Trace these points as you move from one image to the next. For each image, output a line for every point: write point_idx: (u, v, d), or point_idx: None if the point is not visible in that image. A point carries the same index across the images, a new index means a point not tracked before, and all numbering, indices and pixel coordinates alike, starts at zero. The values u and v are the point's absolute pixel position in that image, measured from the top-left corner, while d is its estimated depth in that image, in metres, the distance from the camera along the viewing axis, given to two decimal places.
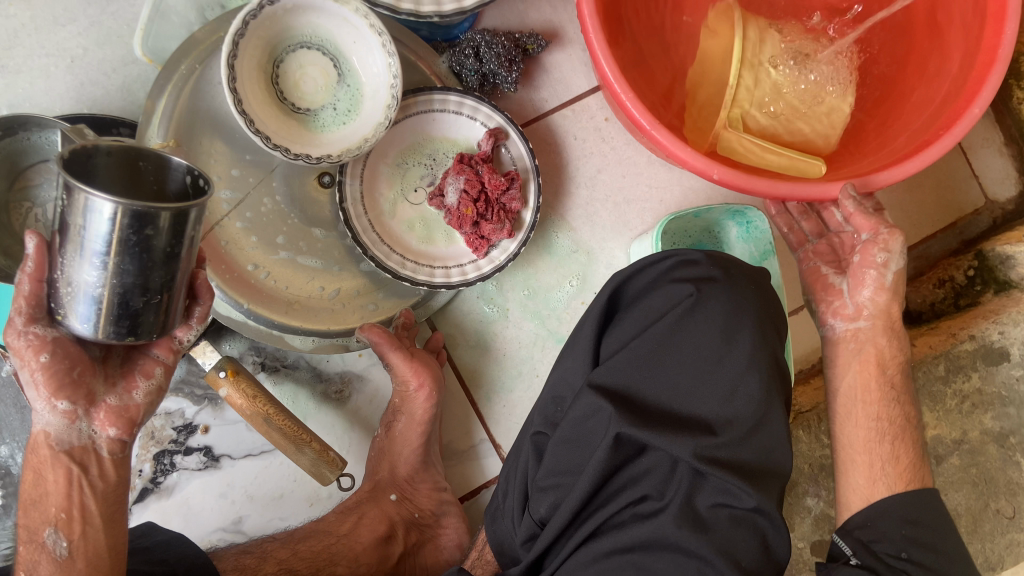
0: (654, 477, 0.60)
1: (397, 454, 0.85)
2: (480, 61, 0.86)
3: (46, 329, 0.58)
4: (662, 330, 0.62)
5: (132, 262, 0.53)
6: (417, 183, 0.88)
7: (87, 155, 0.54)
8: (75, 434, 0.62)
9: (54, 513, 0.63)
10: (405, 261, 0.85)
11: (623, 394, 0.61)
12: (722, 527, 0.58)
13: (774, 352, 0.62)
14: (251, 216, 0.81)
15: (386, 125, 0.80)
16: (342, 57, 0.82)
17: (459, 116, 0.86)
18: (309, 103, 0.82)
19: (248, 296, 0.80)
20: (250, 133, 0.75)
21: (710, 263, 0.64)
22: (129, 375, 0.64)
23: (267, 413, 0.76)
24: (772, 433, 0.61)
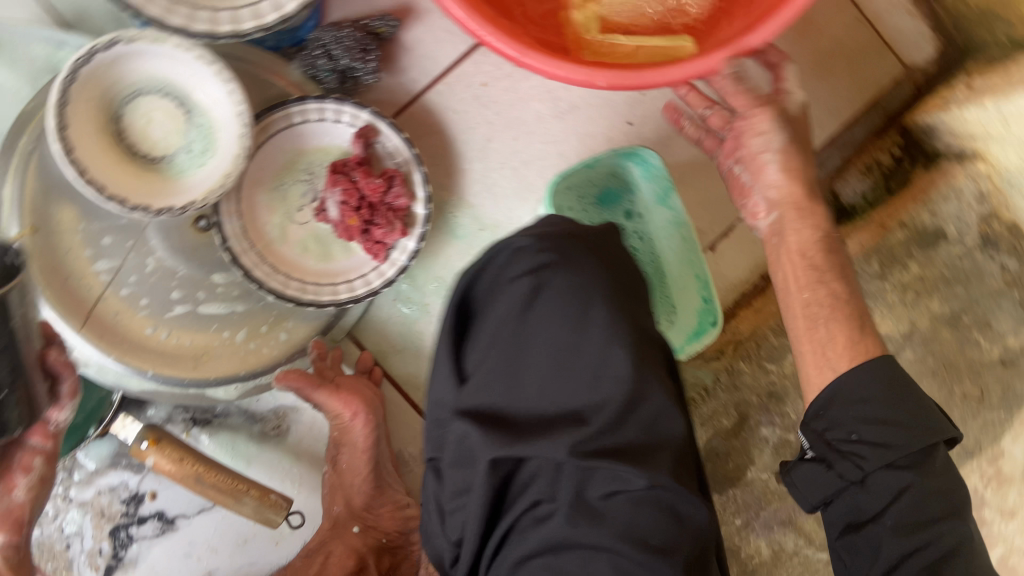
0: (542, 480, 0.55)
1: (349, 487, 0.85)
2: (333, 59, 0.82)
3: None
4: (510, 331, 0.58)
5: None
6: (300, 202, 0.84)
7: None
8: None
9: None
10: (305, 286, 0.82)
11: (488, 409, 0.57)
12: (622, 512, 0.54)
13: (633, 320, 0.59)
14: (135, 280, 0.79)
15: (243, 155, 0.76)
16: (183, 94, 0.77)
17: (325, 122, 0.83)
18: (161, 150, 0.78)
19: (152, 362, 0.78)
20: (103, 199, 0.72)
21: (539, 247, 0.60)
22: (7, 475, 0.63)
23: (197, 472, 0.76)
24: (653, 402, 0.58)
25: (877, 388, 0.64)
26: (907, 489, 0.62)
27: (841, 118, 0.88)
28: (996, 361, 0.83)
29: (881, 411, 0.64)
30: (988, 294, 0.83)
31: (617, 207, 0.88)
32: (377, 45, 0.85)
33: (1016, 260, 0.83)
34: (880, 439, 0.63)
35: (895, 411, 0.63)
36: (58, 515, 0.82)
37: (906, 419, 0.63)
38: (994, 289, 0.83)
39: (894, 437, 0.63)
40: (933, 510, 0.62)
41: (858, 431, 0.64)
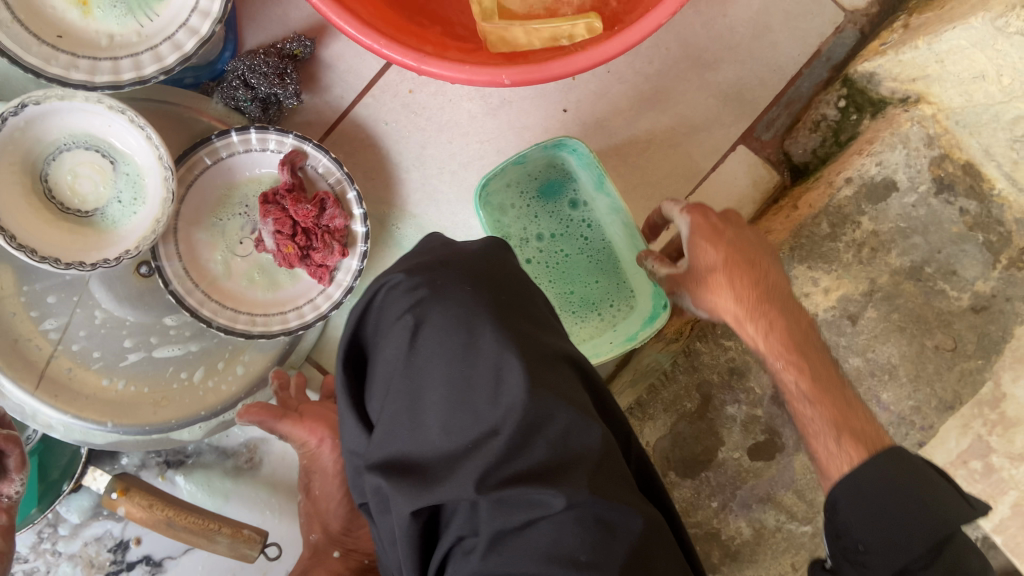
0: (459, 517, 0.55)
1: (325, 511, 0.84)
2: (251, 88, 0.81)
3: None
4: (401, 372, 0.58)
5: None
6: (240, 235, 0.84)
7: None
8: None
9: None
10: (254, 318, 0.82)
11: (394, 456, 0.57)
12: (544, 533, 0.53)
13: (523, 335, 0.59)
14: (86, 333, 0.79)
15: (170, 198, 0.76)
16: (104, 144, 0.78)
17: (253, 153, 0.83)
18: (93, 204, 0.78)
19: (111, 412, 0.79)
20: (35, 260, 0.73)
21: (413, 284, 0.61)
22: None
23: (168, 516, 0.77)
24: (558, 415, 0.57)
25: (874, 501, 0.63)
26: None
27: (785, 75, 0.88)
28: (967, 309, 0.79)
29: (879, 525, 0.63)
30: (949, 239, 0.79)
31: (562, 191, 0.86)
32: (295, 67, 0.83)
33: (975, 200, 0.78)
34: (880, 551, 0.62)
35: (892, 523, 0.62)
36: (50, 570, 0.84)
37: (908, 526, 0.62)
38: (953, 235, 0.79)
39: (893, 550, 0.62)
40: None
41: (860, 541, 0.64)
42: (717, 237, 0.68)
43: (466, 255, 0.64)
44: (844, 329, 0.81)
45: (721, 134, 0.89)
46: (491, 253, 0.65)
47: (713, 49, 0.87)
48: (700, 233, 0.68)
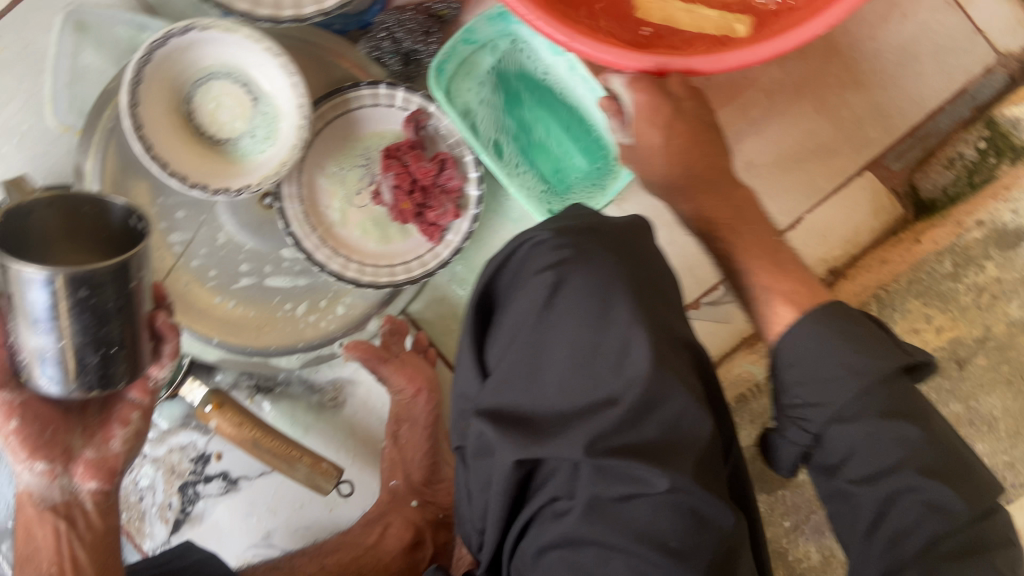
0: (560, 477, 0.56)
1: (407, 460, 0.86)
2: (396, 41, 0.83)
3: (13, 393, 0.63)
4: (529, 327, 0.58)
5: (80, 321, 0.57)
6: (359, 186, 0.86)
7: (26, 211, 0.60)
8: (57, 491, 0.66)
9: (47, 567, 0.66)
10: (364, 268, 0.84)
11: (507, 407, 0.57)
12: (640, 512, 0.53)
13: (657, 318, 0.59)
14: (206, 252, 0.83)
15: (299, 146, 0.79)
16: (249, 80, 0.81)
17: (384, 107, 0.85)
18: (230, 134, 0.82)
19: (217, 328, 0.83)
20: (165, 177, 0.76)
21: (559, 243, 0.60)
22: (107, 424, 0.67)
23: (254, 437, 0.80)
24: (676, 401, 0.56)
25: (812, 353, 0.63)
26: (852, 449, 0.61)
27: (926, 107, 0.87)
28: None
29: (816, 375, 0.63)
30: None
31: (526, 83, 0.85)
32: (439, 28, 0.85)
33: None
34: (818, 400, 0.62)
35: (832, 372, 0.62)
36: (132, 470, 0.87)
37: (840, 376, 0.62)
38: None
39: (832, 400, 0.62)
40: (880, 454, 0.60)
41: (801, 395, 0.64)
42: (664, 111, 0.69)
43: (615, 223, 0.64)
44: (950, 373, 0.84)
45: (849, 157, 0.87)
46: (639, 232, 0.64)
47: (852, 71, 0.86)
48: (649, 111, 0.69)
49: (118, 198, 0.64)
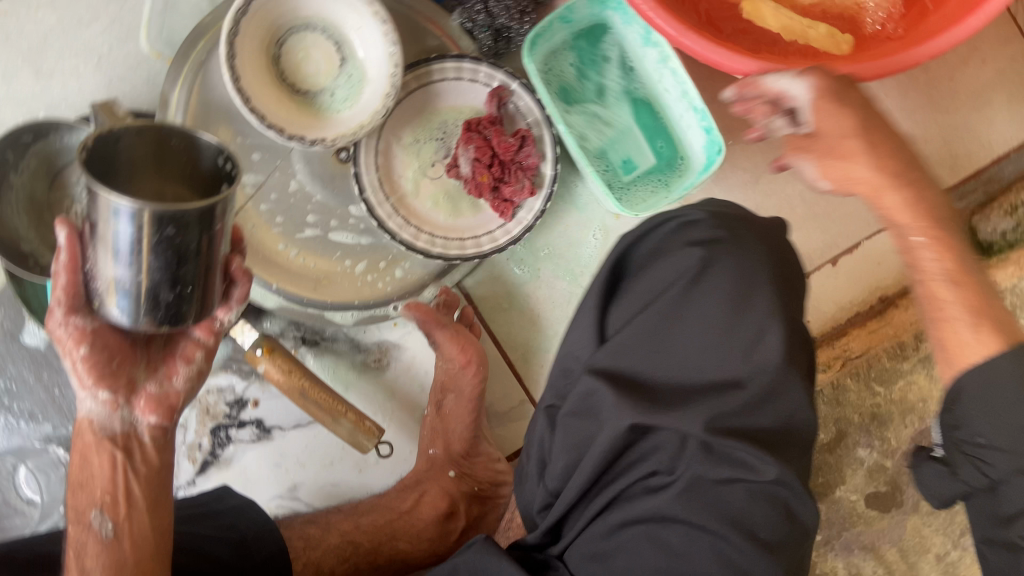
0: (665, 453, 0.57)
1: (451, 431, 0.86)
2: (491, 16, 0.83)
3: (85, 320, 0.62)
4: (668, 299, 0.60)
5: (160, 260, 0.55)
6: (433, 158, 0.87)
7: (114, 139, 0.58)
8: (117, 421, 0.65)
9: (99, 496, 0.64)
10: (434, 239, 0.85)
11: (629, 372, 0.59)
12: (737, 499, 0.56)
13: (791, 315, 0.61)
14: (275, 197, 0.83)
15: (383, 112, 0.80)
16: (346, 40, 0.81)
17: (465, 82, 0.85)
18: (312, 85, 0.82)
19: (278, 276, 0.83)
20: (245, 112, 0.76)
21: (713, 223, 0.62)
22: (170, 360, 0.67)
23: (303, 386, 0.80)
24: (791, 400, 0.59)
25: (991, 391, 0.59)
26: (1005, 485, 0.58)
27: (994, 153, 0.88)
28: None
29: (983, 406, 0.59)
30: None
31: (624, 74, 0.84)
32: (535, 9, 0.86)
33: None
34: (1003, 446, 0.58)
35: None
36: None
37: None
38: None
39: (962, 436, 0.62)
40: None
41: None
42: (845, 98, 0.65)
43: (760, 219, 0.66)
44: None
45: None
46: (777, 229, 0.66)
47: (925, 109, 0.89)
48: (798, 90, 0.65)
49: (209, 136, 0.61)
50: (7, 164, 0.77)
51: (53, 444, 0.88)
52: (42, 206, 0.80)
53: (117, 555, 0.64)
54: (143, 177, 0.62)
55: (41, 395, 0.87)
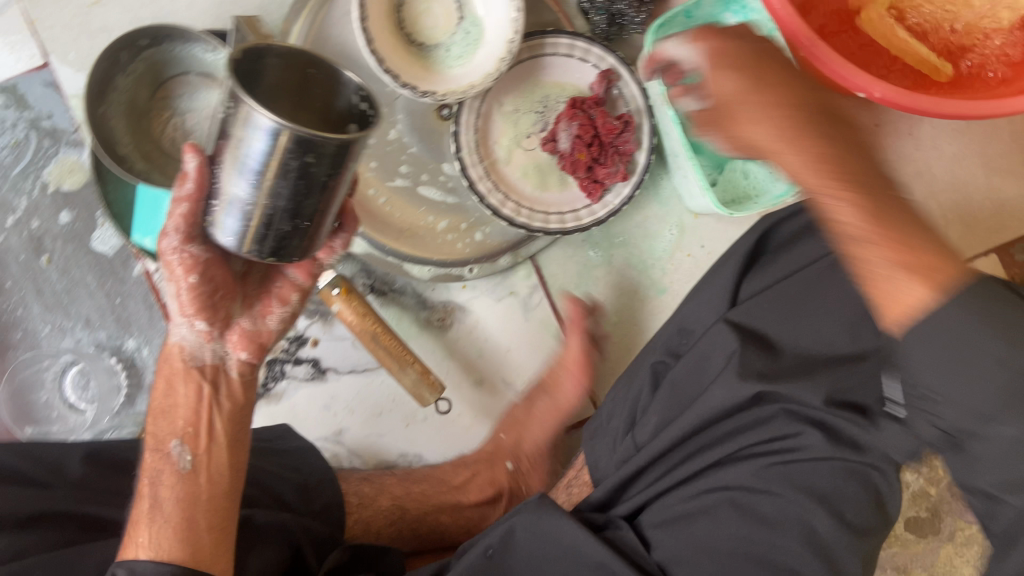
0: (773, 424, 0.62)
1: (527, 431, 0.89)
2: (610, 1, 0.83)
3: (199, 249, 0.57)
4: (813, 271, 0.65)
5: (287, 187, 0.49)
6: (530, 130, 0.88)
7: (259, 55, 0.52)
8: (208, 351, 0.63)
9: (180, 426, 0.61)
10: (520, 209, 0.85)
11: (755, 333, 0.65)
12: (831, 478, 0.59)
13: None
14: (373, 142, 0.83)
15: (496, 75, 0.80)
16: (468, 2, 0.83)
17: (571, 59, 0.86)
18: (429, 38, 0.82)
19: (363, 220, 0.83)
20: (367, 52, 0.76)
21: None
22: (266, 297, 0.65)
23: (375, 331, 0.79)
24: None
25: (947, 341, 0.46)
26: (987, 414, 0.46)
27: None
28: None
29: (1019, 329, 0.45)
30: None
31: None
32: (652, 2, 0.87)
33: None
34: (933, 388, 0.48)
35: (948, 343, 0.46)
36: None
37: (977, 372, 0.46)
38: None
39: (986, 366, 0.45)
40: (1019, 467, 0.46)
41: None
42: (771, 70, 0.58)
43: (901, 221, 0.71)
44: None
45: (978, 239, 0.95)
46: None
47: (994, 163, 0.95)
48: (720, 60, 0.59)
49: (349, 73, 0.54)
50: (119, 64, 0.75)
51: (106, 353, 0.86)
52: (142, 112, 0.79)
53: (193, 489, 0.60)
54: (276, 97, 0.55)
55: (100, 300, 0.86)
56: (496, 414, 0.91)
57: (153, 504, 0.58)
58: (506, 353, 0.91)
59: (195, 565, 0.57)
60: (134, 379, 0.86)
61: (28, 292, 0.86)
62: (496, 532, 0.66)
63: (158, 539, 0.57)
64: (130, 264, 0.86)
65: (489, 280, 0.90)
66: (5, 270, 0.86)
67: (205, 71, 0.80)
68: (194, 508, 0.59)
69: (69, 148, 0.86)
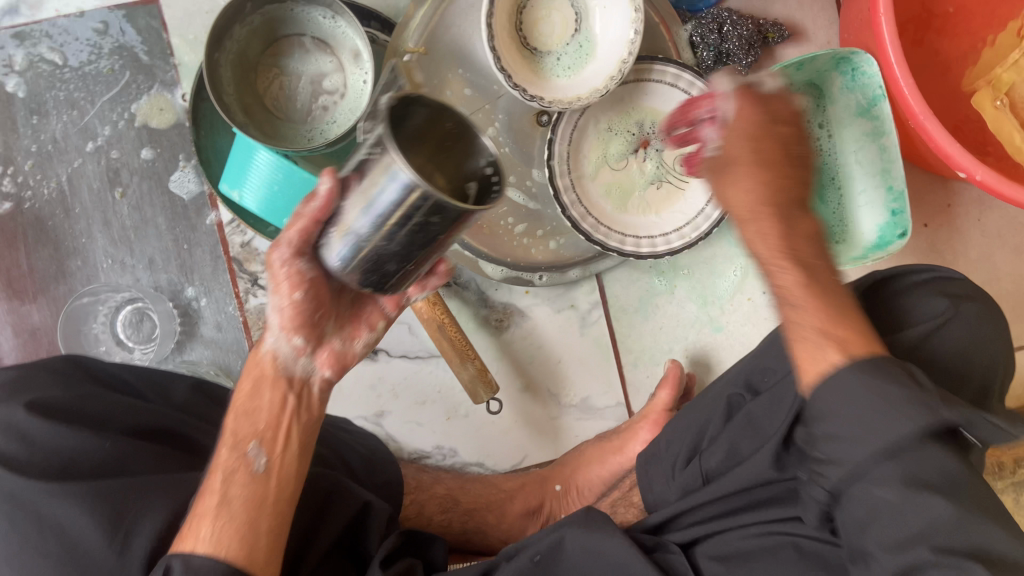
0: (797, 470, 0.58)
1: (580, 455, 0.86)
2: (722, 38, 0.86)
3: (308, 266, 0.55)
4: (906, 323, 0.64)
5: (406, 236, 0.48)
6: (620, 151, 0.89)
7: (409, 104, 0.50)
8: (299, 365, 0.59)
9: (261, 426, 0.57)
10: (599, 226, 0.85)
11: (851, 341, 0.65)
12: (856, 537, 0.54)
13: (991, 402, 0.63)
14: None
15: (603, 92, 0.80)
16: (586, 16, 0.83)
17: (673, 90, 0.86)
18: (543, 44, 0.83)
19: None
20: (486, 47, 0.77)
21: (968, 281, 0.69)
22: (357, 321, 0.62)
23: (442, 321, 0.79)
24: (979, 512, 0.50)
25: (868, 410, 0.50)
26: (878, 509, 0.49)
27: None
28: None
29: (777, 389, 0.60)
30: None
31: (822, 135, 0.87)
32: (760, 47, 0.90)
33: None
34: (836, 456, 0.51)
35: (861, 415, 0.50)
36: None
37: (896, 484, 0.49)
38: None
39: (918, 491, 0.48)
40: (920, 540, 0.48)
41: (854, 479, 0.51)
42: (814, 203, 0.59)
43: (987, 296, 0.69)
44: None
45: None
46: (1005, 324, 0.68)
47: None
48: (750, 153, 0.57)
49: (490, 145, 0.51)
50: (240, 14, 0.76)
51: (165, 296, 0.86)
52: (250, 66, 0.79)
53: (262, 491, 0.54)
54: (412, 150, 0.53)
55: (167, 243, 0.86)
56: (537, 421, 0.91)
57: (222, 500, 0.53)
58: (556, 363, 0.91)
59: (249, 568, 0.51)
60: (187, 327, 0.86)
61: (95, 223, 0.86)
62: (544, 537, 0.62)
63: (219, 534, 0.51)
64: (204, 211, 0.86)
65: (552, 290, 0.91)
66: (77, 196, 0.85)
67: (320, 36, 0.80)
68: (259, 510, 0.53)
69: (163, 87, 0.85)
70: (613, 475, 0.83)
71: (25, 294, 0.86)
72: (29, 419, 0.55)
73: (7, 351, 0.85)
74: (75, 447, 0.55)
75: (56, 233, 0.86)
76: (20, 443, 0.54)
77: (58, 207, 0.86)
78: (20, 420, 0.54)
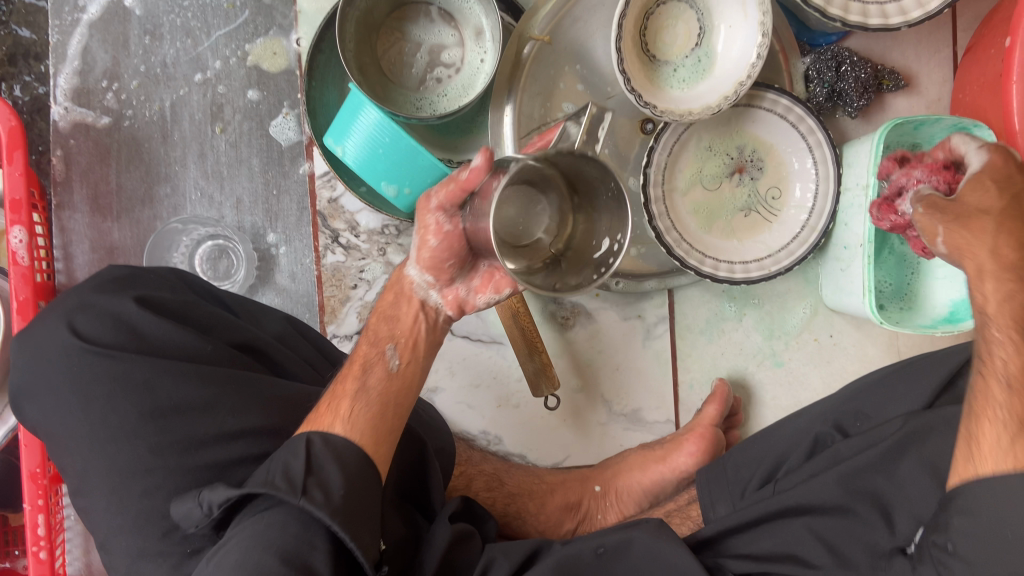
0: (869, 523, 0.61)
1: (626, 465, 0.85)
2: (839, 76, 0.86)
3: (452, 220, 0.58)
4: None
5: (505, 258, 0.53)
6: (716, 173, 0.88)
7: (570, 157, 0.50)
8: (427, 297, 0.63)
9: (396, 333, 0.62)
10: (681, 241, 0.85)
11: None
12: None
13: None
14: None
15: (716, 110, 0.80)
16: (711, 33, 0.82)
17: (782, 120, 0.86)
18: (663, 53, 0.83)
19: None
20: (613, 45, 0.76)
21: None
22: (484, 279, 0.61)
23: (518, 309, 0.78)
24: None
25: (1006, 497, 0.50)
26: None
27: None
28: None
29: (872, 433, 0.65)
30: None
31: None
32: (873, 92, 0.90)
33: None
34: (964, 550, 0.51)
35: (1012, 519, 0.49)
36: (366, 259, 0.86)
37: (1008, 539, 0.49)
38: None
39: None
40: None
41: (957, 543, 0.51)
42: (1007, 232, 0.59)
43: None
44: None
45: None
46: None
47: None
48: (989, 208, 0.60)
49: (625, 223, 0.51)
50: None
51: (246, 238, 0.86)
52: (374, 26, 0.79)
53: (394, 389, 0.60)
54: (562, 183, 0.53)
55: (257, 185, 0.86)
56: (585, 423, 0.92)
57: (362, 388, 0.58)
58: (614, 369, 0.92)
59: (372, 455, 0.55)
60: (263, 272, 0.86)
61: (191, 153, 0.86)
62: (612, 534, 0.65)
63: (356, 415, 0.56)
64: (299, 161, 0.86)
65: (622, 296, 0.92)
66: (178, 124, 0.86)
67: (447, 8, 0.81)
68: (389, 403, 0.59)
69: (280, 31, 0.86)
70: (653, 484, 0.84)
71: (109, 212, 0.86)
72: (140, 314, 0.61)
73: (82, 265, 0.86)
74: (175, 346, 0.61)
75: (151, 156, 0.86)
76: (130, 335, 0.60)
77: (157, 131, 0.86)
78: (131, 313, 0.61)
